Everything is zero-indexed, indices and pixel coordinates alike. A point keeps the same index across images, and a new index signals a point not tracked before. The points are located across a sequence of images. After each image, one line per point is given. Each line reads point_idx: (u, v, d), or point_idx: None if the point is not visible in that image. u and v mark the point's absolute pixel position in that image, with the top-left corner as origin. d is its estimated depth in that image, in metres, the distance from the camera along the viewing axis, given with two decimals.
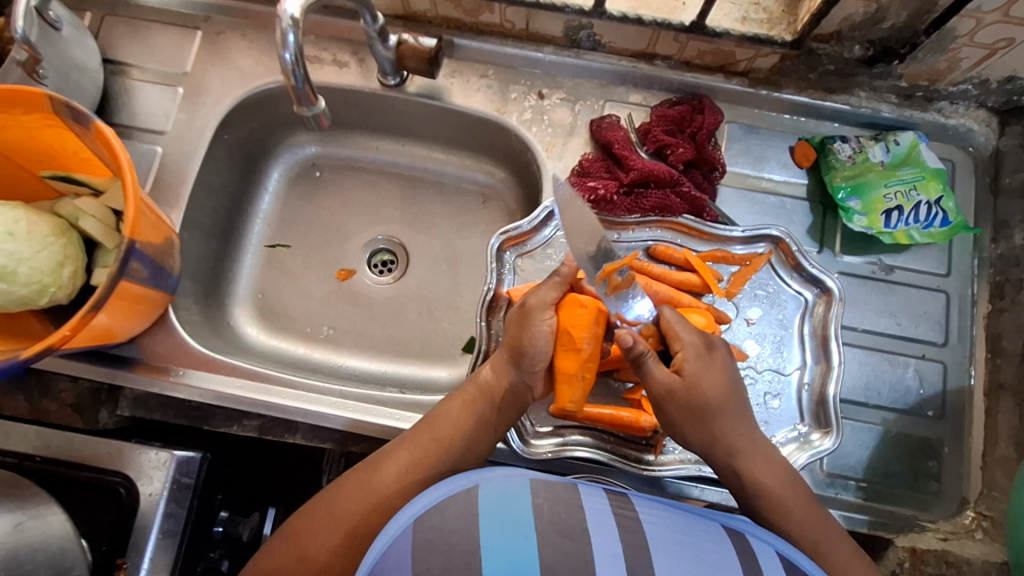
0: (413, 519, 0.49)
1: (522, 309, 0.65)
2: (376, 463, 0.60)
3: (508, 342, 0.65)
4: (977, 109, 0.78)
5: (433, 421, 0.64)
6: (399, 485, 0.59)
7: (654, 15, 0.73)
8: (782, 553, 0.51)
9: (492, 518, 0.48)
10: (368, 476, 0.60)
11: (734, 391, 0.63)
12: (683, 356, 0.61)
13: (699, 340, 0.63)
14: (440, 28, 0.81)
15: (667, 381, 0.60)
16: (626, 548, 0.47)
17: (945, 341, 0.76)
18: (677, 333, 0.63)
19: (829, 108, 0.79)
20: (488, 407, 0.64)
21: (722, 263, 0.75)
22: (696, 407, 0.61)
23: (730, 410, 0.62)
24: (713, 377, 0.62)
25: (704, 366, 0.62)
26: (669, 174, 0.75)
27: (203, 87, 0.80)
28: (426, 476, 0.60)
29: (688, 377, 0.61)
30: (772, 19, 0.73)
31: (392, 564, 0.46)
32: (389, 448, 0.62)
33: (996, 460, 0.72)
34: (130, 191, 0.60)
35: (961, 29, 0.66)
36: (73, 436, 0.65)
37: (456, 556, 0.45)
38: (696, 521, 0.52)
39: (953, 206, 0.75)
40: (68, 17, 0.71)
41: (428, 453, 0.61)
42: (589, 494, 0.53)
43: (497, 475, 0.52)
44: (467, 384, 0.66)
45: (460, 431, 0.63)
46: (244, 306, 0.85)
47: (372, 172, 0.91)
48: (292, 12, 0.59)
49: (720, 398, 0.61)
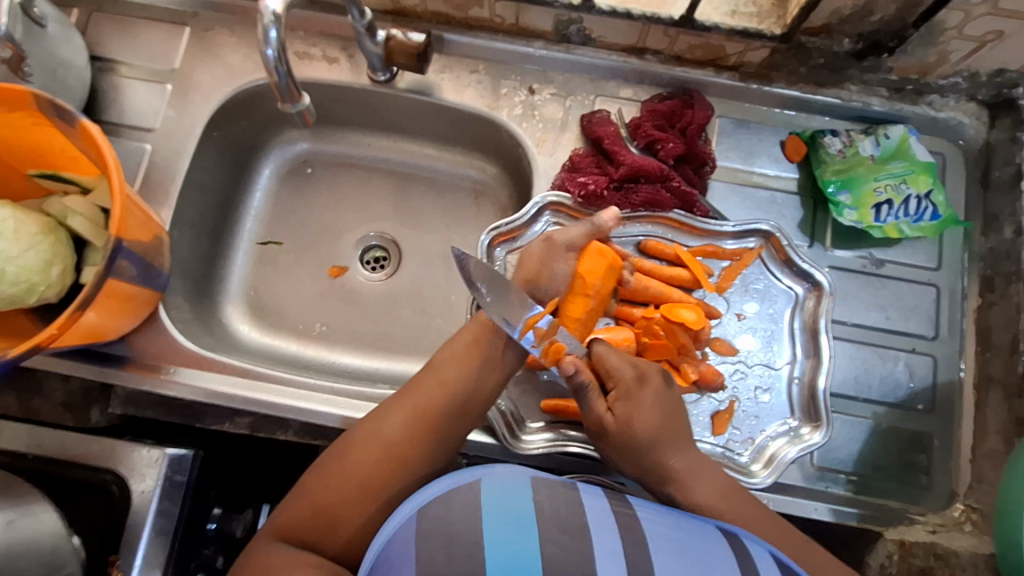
0: (416, 509, 0.48)
1: (547, 244, 0.69)
2: (382, 413, 0.57)
3: (525, 273, 0.69)
4: (968, 102, 0.78)
5: (436, 364, 0.61)
6: (410, 431, 0.56)
7: (643, 9, 0.73)
8: (776, 556, 0.51)
9: (494, 512, 0.48)
10: (376, 427, 0.56)
11: (675, 417, 0.62)
12: (615, 395, 0.61)
13: (631, 374, 0.62)
14: (430, 23, 0.80)
15: (600, 419, 0.61)
16: (624, 544, 0.48)
17: (935, 334, 0.76)
18: (610, 368, 0.62)
19: (820, 102, 0.79)
20: (492, 347, 0.62)
21: (713, 258, 0.75)
22: (629, 446, 0.60)
23: (668, 440, 0.60)
24: (648, 410, 0.61)
25: (635, 401, 0.61)
26: (659, 169, 0.75)
27: (192, 84, 0.80)
28: (435, 419, 0.57)
29: (619, 413, 0.60)
30: (761, 13, 0.73)
31: (396, 554, 0.45)
32: (393, 398, 0.59)
33: (985, 453, 0.72)
34: (117, 188, 0.60)
35: (950, 21, 0.66)
36: (64, 434, 0.65)
37: (458, 547, 0.45)
38: (692, 522, 0.52)
39: (943, 201, 0.75)
40: (54, 14, 0.70)
41: (435, 396, 0.58)
42: (589, 493, 0.53)
43: (499, 470, 0.52)
44: (469, 327, 0.63)
45: (465, 372, 0.60)
46: (236, 303, 0.85)
47: (364, 168, 0.91)
48: (273, 7, 0.58)
49: (656, 431, 0.60)
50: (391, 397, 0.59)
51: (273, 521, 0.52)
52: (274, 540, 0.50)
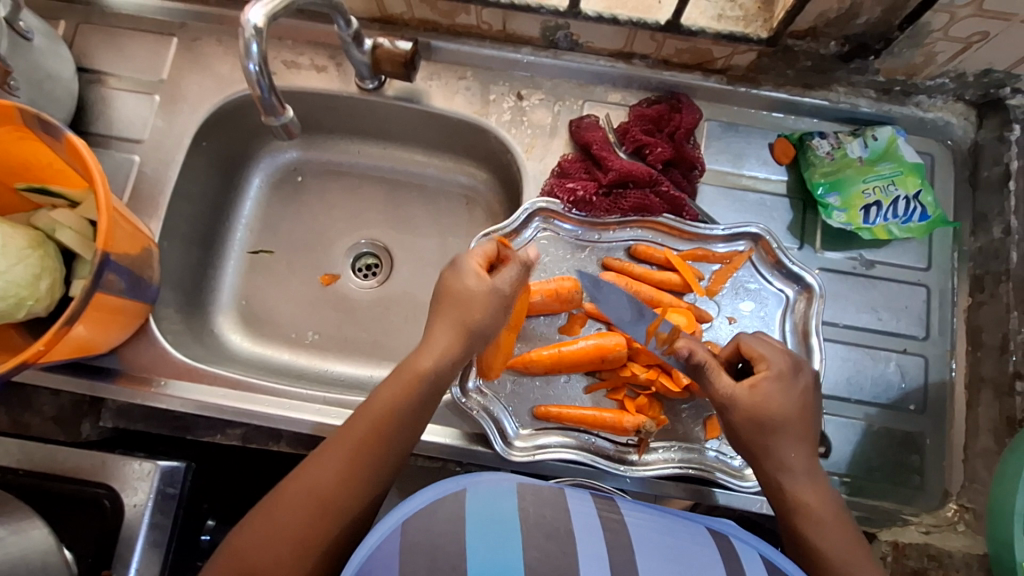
0: (400, 521, 0.48)
1: (482, 286, 0.62)
2: (315, 462, 0.55)
3: (450, 312, 0.61)
4: (956, 102, 0.79)
5: (369, 406, 0.59)
6: (343, 480, 0.55)
7: (630, 15, 0.73)
8: (765, 556, 0.51)
9: (476, 521, 0.48)
10: (309, 479, 0.54)
11: (810, 415, 0.62)
12: (762, 374, 0.62)
13: (788, 364, 0.62)
14: (417, 30, 0.80)
15: (732, 390, 0.61)
16: (610, 549, 0.47)
17: (926, 335, 0.76)
18: (762, 353, 0.63)
19: (808, 104, 0.79)
20: (432, 391, 0.60)
21: (703, 262, 0.75)
22: (760, 422, 0.60)
23: (794, 432, 0.60)
24: (791, 400, 0.61)
25: (785, 386, 0.61)
26: (647, 174, 0.75)
27: (180, 94, 0.79)
28: (369, 465, 0.56)
29: (758, 389, 0.61)
30: (748, 17, 0.73)
31: (380, 565, 0.45)
32: (328, 441, 0.58)
33: (977, 453, 0.72)
34: (103, 202, 0.60)
35: (935, 23, 0.66)
36: (56, 449, 0.65)
37: (441, 558, 0.45)
38: (680, 523, 0.52)
39: (931, 201, 0.75)
40: (40, 27, 0.70)
41: (367, 442, 0.57)
42: (575, 498, 0.53)
43: (484, 479, 0.52)
44: (401, 369, 0.60)
45: (402, 414, 0.58)
46: (228, 313, 0.85)
47: (354, 176, 0.91)
48: (255, 21, 0.57)
49: (790, 418, 0.60)
50: (327, 440, 0.58)
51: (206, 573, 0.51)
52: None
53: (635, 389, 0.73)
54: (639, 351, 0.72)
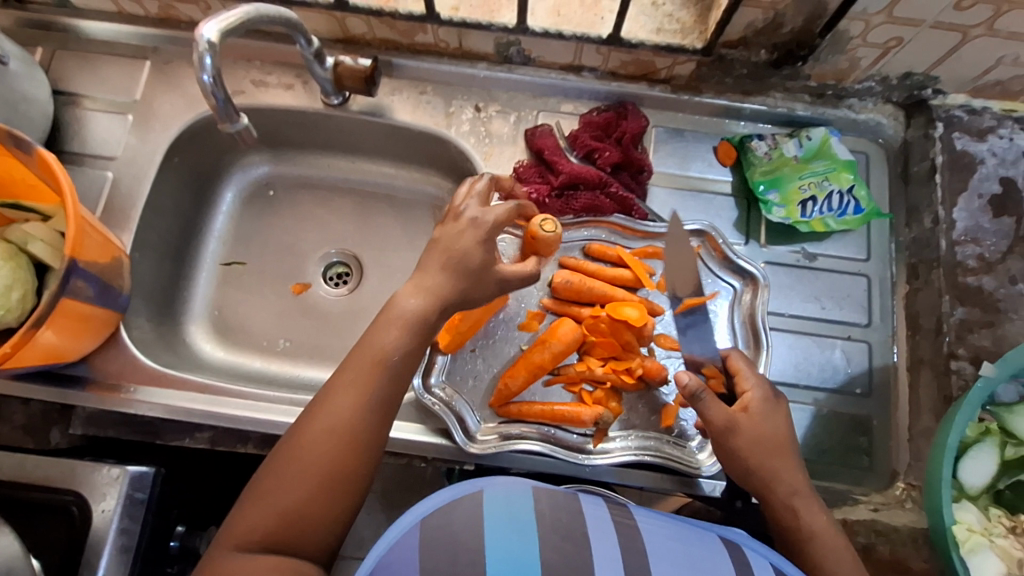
0: (420, 517, 0.50)
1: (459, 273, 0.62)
2: (324, 401, 0.57)
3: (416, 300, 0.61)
4: (885, 104, 0.84)
5: (363, 349, 0.59)
6: (358, 424, 0.56)
7: (575, 30, 0.78)
8: (776, 566, 0.53)
9: (494, 520, 0.49)
10: (321, 415, 0.56)
11: (794, 445, 0.65)
12: (751, 398, 0.64)
13: (767, 390, 0.65)
14: (379, 49, 0.85)
15: (732, 415, 0.63)
16: (623, 552, 0.49)
17: (869, 321, 0.80)
18: (746, 377, 0.66)
19: (748, 109, 0.84)
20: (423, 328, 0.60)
21: (655, 259, 0.79)
22: (757, 446, 0.63)
23: (787, 459, 0.63)
24: (777, 425, 0.64)
25: (769, 411, 0.64)
26: (597, 176, 0.80)
27: (152, 112, 0.83)
28: (376, 398, 0.57)
29: (750, 418, 0.63)
30: (684, 29, 0.79)
31: (399, 559, 0.47)
32: (329, 385, 0.58)
33: (920, 432, 0.76)
34: (70, 210, 0.62)
35: (854, 31, 0.71)
36: (24, 458, 0.66)
37: (462, 555, 0.46)
38: (693, 532, 0.55)
39: (865, 195, 0.80)
40: (16, 52, 0.74)
41: (372, 376, 0.57)
42: (589, 504, 0.55)
43: (500, 480, 0.54)
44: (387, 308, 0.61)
45: (403, 352, 0.59)
46: (200, 323, 0.87)
47: (324, 189, 0.95)
48: (208, 37, 0.60)
49: (779, 442, 0.63)
50: (326, 386, 0.58)
51: (233, 528, 0.52)
52: (240, 547, 0.51)
53: (593, 384, 0.75)
54: (594, 343, 0.76)
